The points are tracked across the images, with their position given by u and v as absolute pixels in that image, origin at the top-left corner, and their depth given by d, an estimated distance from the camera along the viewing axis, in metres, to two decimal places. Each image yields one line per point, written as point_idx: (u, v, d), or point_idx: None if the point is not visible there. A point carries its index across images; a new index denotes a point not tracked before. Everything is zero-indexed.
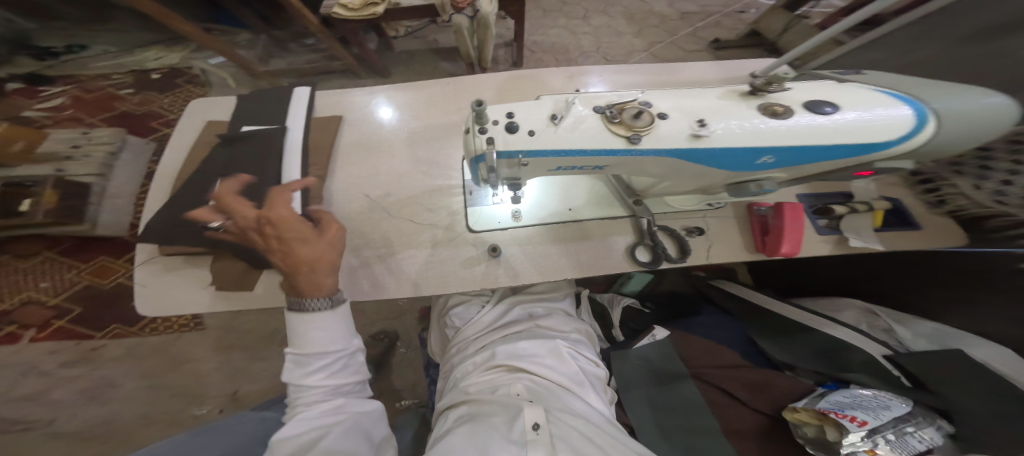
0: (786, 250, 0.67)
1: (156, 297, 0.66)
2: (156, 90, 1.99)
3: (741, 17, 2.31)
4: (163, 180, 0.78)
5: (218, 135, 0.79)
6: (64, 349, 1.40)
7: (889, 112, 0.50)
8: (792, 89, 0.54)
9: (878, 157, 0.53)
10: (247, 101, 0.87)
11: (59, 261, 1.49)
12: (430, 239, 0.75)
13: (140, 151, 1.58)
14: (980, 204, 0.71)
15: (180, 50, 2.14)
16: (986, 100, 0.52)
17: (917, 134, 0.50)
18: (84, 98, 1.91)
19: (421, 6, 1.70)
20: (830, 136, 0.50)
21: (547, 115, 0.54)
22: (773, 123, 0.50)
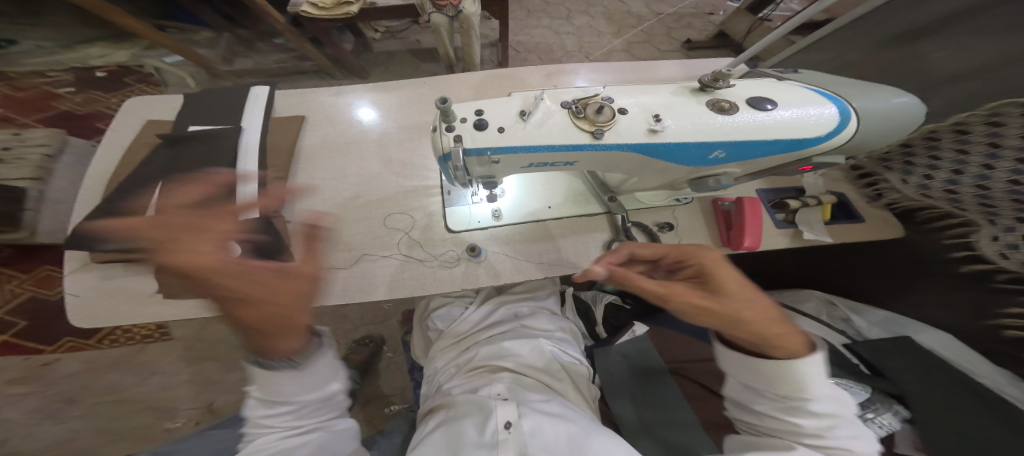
0: (748, 244, 0.69)
1: (99, 309, 0.63)
2: (103, 90, 1.83)
3: (711, 19, 2.38)
4: (93, 184, 0.75)
5: (159, 135, 0.76)
6: (9, 367, 1.27)
7: (818, 110, 0.52)
8: (735, 86, 0.56)
9: (814, 153, 0.56)
10: (196, 102, 0.84)
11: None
12: (403, 242, 0.75)
13: (84, 155, 1.29)
14: (909, 197, 0.79)
15: (128, 48, 2.02)
16: (896, 100, 0.55)
17: (840, 131, 0.53)
18: (16, 94, 1.73)
19: (400, 6, 1.68)
20: (773, 132, 0.52)
21: (516, 111, 0.54)
22: (722, 119, 0.51)
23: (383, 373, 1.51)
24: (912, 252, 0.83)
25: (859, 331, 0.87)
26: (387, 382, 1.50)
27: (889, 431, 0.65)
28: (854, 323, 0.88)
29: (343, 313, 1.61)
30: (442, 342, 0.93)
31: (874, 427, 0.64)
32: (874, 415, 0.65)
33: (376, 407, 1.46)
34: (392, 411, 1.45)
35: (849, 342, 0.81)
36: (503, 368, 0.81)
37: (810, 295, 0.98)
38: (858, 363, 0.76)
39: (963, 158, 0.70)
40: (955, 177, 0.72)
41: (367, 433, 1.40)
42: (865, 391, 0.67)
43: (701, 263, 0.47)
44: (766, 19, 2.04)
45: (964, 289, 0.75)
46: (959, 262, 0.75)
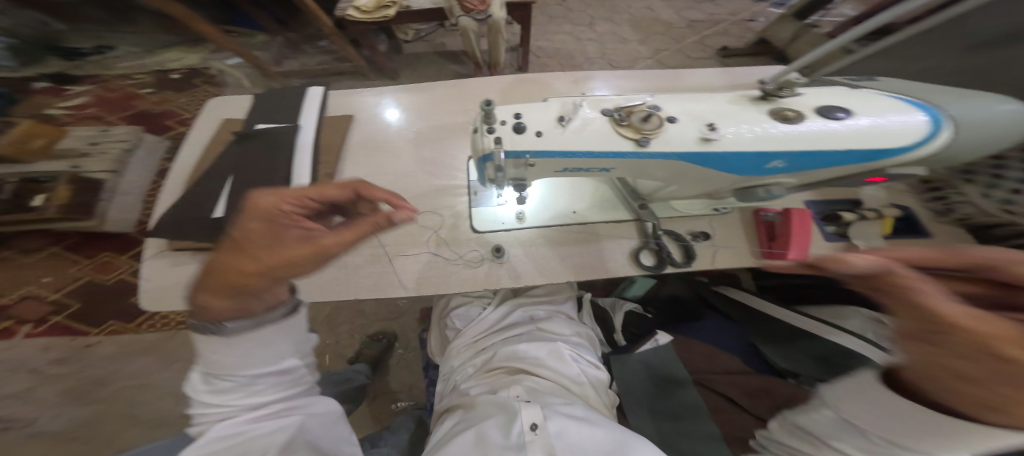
0: (794, 257, 0.67)
1: (165, 294, 0.67)
2: (174, 90, 2.03)
3: (750, 25, 2.32)
4: (178, 178, 0.80)
5: (233, 133, 0.81)
6: (59, 346, 1.34)
7: (902, 118, 0.51)
8: (804, 94, 0.55)
9: (890, 165, 0.54)
10: (264, 100, 0.89)
11: (63, 256, 1.52)
12: (432, 239, 0.76)
13: (153, 150, 1.73)
14: (986, 212, 0.71)
15: (201, 51, 2.22)
16: (1001, 108, 0.52)
17: (930, 141, 0.51)
18: (106, 96, 1.98)
19: (432, 9, 1.73)
20: (844, 143, 0.50)
21: (555, 117, 0.54)
22: (784, 127, 0.50)
23: (392, 369, 1.53)
24: None
25: None
26: (395, 379, 1.52)
27: None
28: None
29: (360, 309, 1.65)
30: (459, 342, 0.93)
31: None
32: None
33: (383, 403, 1.48)
34: (399, 408, 1.47)
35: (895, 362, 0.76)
36: (523, 370, 0.81)
37: (854, 313, 0.93)
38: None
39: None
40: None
41: (373, 428, 1.42)
42: None
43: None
44: (815, 25, 1.95)
45: None
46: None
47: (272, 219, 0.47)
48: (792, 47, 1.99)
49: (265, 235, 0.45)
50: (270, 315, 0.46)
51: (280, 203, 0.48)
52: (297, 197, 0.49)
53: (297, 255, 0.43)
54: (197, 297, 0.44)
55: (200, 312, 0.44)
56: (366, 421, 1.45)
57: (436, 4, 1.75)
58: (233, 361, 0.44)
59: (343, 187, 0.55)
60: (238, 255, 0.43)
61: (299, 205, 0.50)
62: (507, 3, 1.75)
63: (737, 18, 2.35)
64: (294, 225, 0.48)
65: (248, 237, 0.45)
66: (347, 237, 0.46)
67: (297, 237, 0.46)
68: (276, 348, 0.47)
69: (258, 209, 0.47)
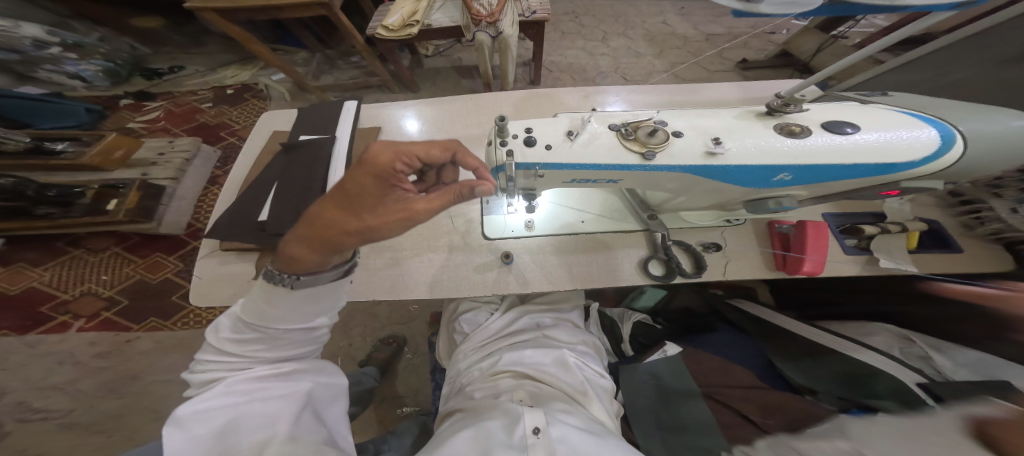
0: (808, 269, 0.66)
1: (212, 290, 0.71)
2: (228, 104, 2.18)
3: (772, 38, 2.32)
4: (233, 183, 0.86)
5: (280, 143, 0.87)
6: (104, 340, 1.42)
7: (913, 133, 0.51)
8: (811, 110, 0.56)
9: (904, 177, 0.54)
10: (306, 114, 0.95)
11: (122, 256, 1.61)
12: (447, 244, 0.79)
13: (209, 158, 1.88)
14: (1014, 228, 0.69)
15: (251, 69, 2.37)
16: (1017, 123, 0.52)
17: (943, 155, 0.51)
18: (176, 111, 2.12)
19: (450, 27, 1.82)
20: (850, 157, 0.51)
21: (564, 131, 0.57)
22: (791, 142, 0.52)
23: (400, 373, 1.56)
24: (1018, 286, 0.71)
25: (942, 371, 0.73)
26: (402, 383, 1.54)
27: None
28: (935, 363, 0.75)
29: (372, 312, 1.69)
30: (466, 346, 0.95)
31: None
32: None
33: (390, 407, 1.50)
34: (404, 412, 1.48)
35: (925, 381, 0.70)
36: (527, 376, 0.82)
37: (882, 330, 0.89)
38: (932, 402, 0.65)
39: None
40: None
41: (378, 432, 1.44)
42: None
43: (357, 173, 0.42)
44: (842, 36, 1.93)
45: None
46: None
47: (382, 177, 0.41)
48: (816, 60, 1.97)
49: (374, 195, 0.41)
50: (334, 271, 0.49)
51: (395, 161, 0.42)
52: (409, 155, 0.44)
53: (395, 220, 0.41)
54: (286, 249, 0.44)
55: (285, 264, 0.46)
56: (371, 424, 1.47)
57: (454, 21, 1.84)
58: (282, 314, 0.49)
59: (446, 148, 0.49)
60: (344, 210, 0.41)
61: (408, 164, 0.44)
62: (520, 21, 1.82)
63: (757, 30, 2.34)
64: (398, 184, 0.43)
65: (360, 194, 0.41)
66: (439, 201, 0.43)
67: (397, 199, 0.43)
68: (311, 306, 0.51)
69: (362, 163, 0.41)
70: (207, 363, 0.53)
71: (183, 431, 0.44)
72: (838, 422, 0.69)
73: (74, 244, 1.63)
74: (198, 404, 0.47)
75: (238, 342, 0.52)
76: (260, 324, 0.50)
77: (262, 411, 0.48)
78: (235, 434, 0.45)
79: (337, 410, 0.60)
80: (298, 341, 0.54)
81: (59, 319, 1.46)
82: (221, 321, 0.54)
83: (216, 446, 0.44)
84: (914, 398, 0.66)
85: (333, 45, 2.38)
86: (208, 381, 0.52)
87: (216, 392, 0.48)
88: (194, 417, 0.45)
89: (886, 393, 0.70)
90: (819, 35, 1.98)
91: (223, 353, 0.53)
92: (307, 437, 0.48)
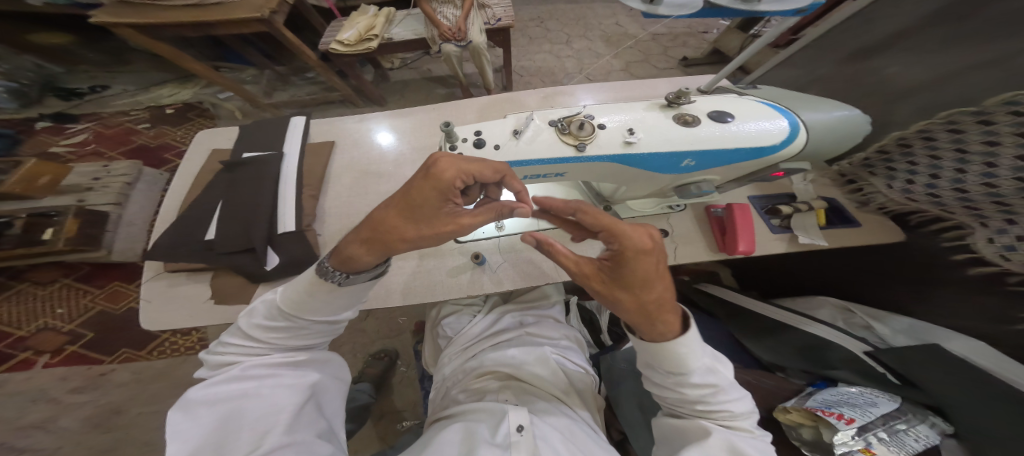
0: (744, 249, 0.71)
1: (163, 312, 0.71)
2: (170, 124, 2.13)
3: (705, 37, 2.46)
4: (172, 205, 0.86)
5: (221, 162, 0.87)
6: (75, 375, 1.36)
7: (769, 124, 0.57)
8: (700, 100, 0.61)
9: (780, 160, 0.60)
10: (249, 131, 0.95)
11: (74, 287, 1.54)
12: (415, 250, 0.82)
13: (155, 181, 1.79)
14: (897, 201, 0.74)
15: (192, 87, 2.31)
16: (847, 111, 0.60)
17: (792, 142, 0.57)
18: (106, 133, 2.05)
19: (414, 39, 1.86)
20: (733, 142, 0.57)
21: (510, 131, 0.60)
22: (686, 131, 0.57)
23: (396, 387, 1.55)
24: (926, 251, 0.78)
25: (882, 338, 0.79)
26: (400, 397, 1.53)
27: (928, 445, 0.60)
28: (876, 331, 0.81)
29: (359, 328, 1.67)
30: (450, 349, 0.97)
31: (908, 439, 0.60)
32: (904, 426, 0.62)
33: (388, 422, 1.49)
34: (404, 427, 1.47)
35: (871, 349, 0.75)
36: (513, 375, 0.82)
37: (825, 303, 0.94)
38: (882, 371, 0.70)
39: (938, 162, 0.65)
40: (934, 182, 0.67)
41: (380, 448, 1.42)
42: (894, 401, 0.65)
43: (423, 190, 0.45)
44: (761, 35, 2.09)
45: (979, 293, 0.68)
46: (965, 265, 0.69)
47: (442, 192, 0.45)
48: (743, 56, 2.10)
49: (435, 209, 0.46)
50: (369, 274, 0.53)
51: (456, 179, 0.45)
52: (468, 174, 0.47)
53: (444, 231, 0.48)
54: (347, 248, 0.49)
55: (340, 262, 0.50)
56: (372, 441, 1.45)
57: (416, 33, 1.88)
58: (317, 307, 0.55)
59: (498, 170, 0.51)
60: (403, 219, 0.46)
61: (465, 182, 0.47)
62: (486, 29, 1.87)
63: (692, 30, 2.48)
64: (453, 200, 0.47)
65: (423, 204, 0.45)
66: (483, 218, 0.49)
67: (449, 213, 0.47)
68: (345, 299, 0.56)
69: (433, 179, 0.44)
70: (229, 346, 0.58)
71: (191, 414, 0.49)
72: (803, 395, 0.74)
73: (16, 278, 1.55)
74: (210, 389, 0.52)
75: (267, 329, 0.57)
76: (295, 314, 0.56)
77: (270, 395, 0.52)
78: (240, 417, 0.49)
79: (340, 400, 0.63)
80: (318, 331, 0.60)
81: (20, 356, 1.40)
82: (254, 307, 0.59)
83: (222, 429, 0.48)
84: (868, 369, 0.71)
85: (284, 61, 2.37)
86: (223, 362, 0.57)
87: (237, 375, 0.53)
88: (204, 401, 0.50)
89: (840, 363, 0.75)
90: (740, 34, 2.12)
91: (248, 337, 0.58)
92: (303, 429, 0.51)
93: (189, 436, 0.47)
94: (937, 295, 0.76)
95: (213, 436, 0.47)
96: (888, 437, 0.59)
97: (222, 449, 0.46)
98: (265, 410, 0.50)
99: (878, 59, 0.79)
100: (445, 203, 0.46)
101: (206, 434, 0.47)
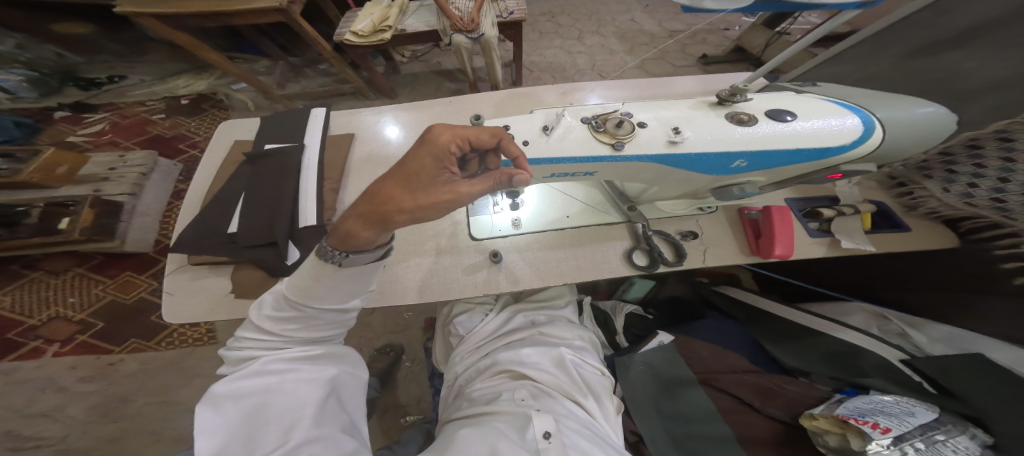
0: (780, 252, 0.68)
1: (183, 305, 0.71)
2: (184, 115, 2.13)
3: (727, 34, 2.39)
4: (194, 197, 0.85)
5: (244, 154, 0.86)
6: (82, 364, 1.38)
7: (839, 121, 0.54)
8: (755, 99, 0.58)
9: (842, 161, 0.57)
10: (269, 122, 0.94)
11: (89, 276, 1.55)
12: (434, 247, 0.80)
13: (167, 172, 1.79)
14: (951, 206, 0.72)
15: (207, 78, 2.31)
16: (926, 109, 0.57)
17: (866, 140, 0.54)
18: (122, 123, 2.06)
19: (428, 31, 1.83)
20: (792, 142, 0.54)
21: (540, 127, 0.58)
22: (741, 130, 0.54)
23: (401, 382, 1.55)
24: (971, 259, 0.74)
25: (919, 347, 0.74)
26: (405, 392, 1.53)
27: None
28: (912, 339, 0.77)
29: (367, 322, 1.67)
30: (462, 348, 0.95)
31: (948, 451, 0.56)
32: (943, 438, 0.58)
33: (392, 417, 1.48)
34: (409, 421, 1.47)
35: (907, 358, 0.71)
36: (525, 375, 0.80)
37: (857, 309, 0.90)
38: (919, 380, 0.66)
39: (1010, 165, 0.63)
40: (1003, 185, 0.64)
41: (385, 443, 1.42)
42: (932, 410, 0.62)
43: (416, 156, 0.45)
44: (785, 32, 2.02)
45: None
46: (1012, 274, 0.66)
47: (438, 157, 0.45)
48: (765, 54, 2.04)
49: (430, 176, 0.45)
50: (372, 255, 0.50)
51: (451, 143, 0.46)
52: (464, 138, 0.47)
53: (440, 200, 0.44)
54: (342, 225, 0.46)
55: (339, 241, 0.47)
56: (377, 436, 1.45)
57: (430, 26, 1.85)
58: (322, 292, 0.53)
59: (493, 134, 0.50)
60: (399, 189, 0.44)
61: (462, 148, 0.48)
62: (500, 22, 1.82)
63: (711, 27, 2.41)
64: (449, 167, 0.46)
65: (419, 172, 0.45)
66: (481, 187, 0.46)
67: (445, 181, 0.46)
68: (350, 285, 0.54)
69: (424, 144, 0.45)
70: (246, 340, 0.57)
71: (218, 410, 0.49)
72: (833, 402, 0.69)
73: (33, 266, 1.56)
74: (233, 383, 0.51)
75: (278, 320, 0.56)
76: (301, 302, 0.53)
77: (292, 389, 0.51)
78: (265, 411, 0.49)
79: (359, 394, 0.62)
80: (329, 322, 0.59)
81: (30, 345, 1.41)
82: (264, 298, 0.58)
83: (249, 424, 0.47)
84: (902, 377, 0.68)
85: (296, 52, 2.36)
86: (240, 357, 0.57)
87: (257, 369, 0.53)
88: (230, 395, 0.50)
89: (870, 370, 0.72)
90: (765, 31, 2.06)
91: (261, 331, 0.57)
92: (328, 424, 0.50)
93: (217, 431, 0.47)
94: (983, 304, 0.72)
95: (240, 431, 0.47)
96: (926, 448, 0.56)
97: (250, 442, 0.46)
98: (290, 404, 0.50)
99: (947, 55, 0.73)
100: (438, 169, 0.45)
101: (233, 430, 0.47)
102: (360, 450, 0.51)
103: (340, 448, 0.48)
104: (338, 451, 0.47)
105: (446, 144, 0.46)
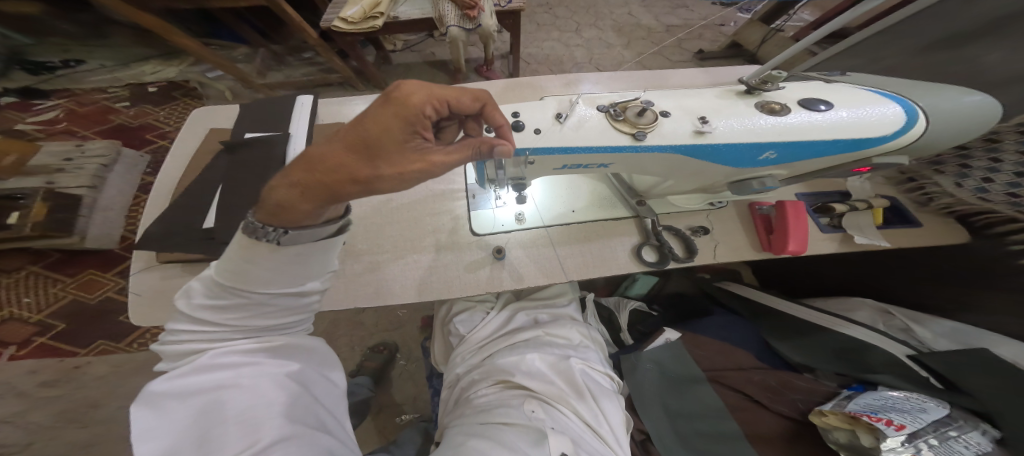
0: (792, 249, 0.67)
1: (151, 308, 0.64)
2: (152, 104, 2.00)
3: (722, 30, 2.41)
4: (164, 189, 0.78)
5: (221, 142, 0.79)
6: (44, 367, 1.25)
7: (879, 110, 0.53)
8: (786, 89, 0.57)
9: (876, 153, 0.56)
10: (251, 109, 0.87)
11: (45, 275, 1.44)
12: (434, 243, 0.75)
13: (133, 164, 1.67)
14: (964, 201, 0.74)
15: (177, 64, 2.17)
16: (970, 98, 0.55)
17: (908, 130, 0.53)
18: (79, 111, 1.92)
19: (421, 19, 1.75)
20: (829, 132, 0.52)
21: (552, 115, 0.54)
22: (773, 120, 0.52)
23: (395, 381, 1.50)
24: (978, 256, 0.75)
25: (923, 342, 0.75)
26: (399, 391, 1.49)
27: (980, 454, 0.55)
28: (916, 334, 0.77)
29: (358, 320, 1.61)
30: (464, 348, 0.92)
31: (959, 446, 0.55)
32: (955, 434, 0.57)
33: (388, 416, 1.44)
34: (404, 420, 1.43)
35: (913, 353, 0.71)
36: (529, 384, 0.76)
37: (861, 305, 0.90)
38: (926, 376, 0.66)
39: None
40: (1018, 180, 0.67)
41: (379, 443, 1.38)
42: (943, 407, 0.60)
43: (376, 118, 0.36)
44: (780, 28, 2.04)
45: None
46: None
47: (410, 121, 0.37)
48: (760, 51, 2.06)
49: (397, 141, 0.36)
50: (322, 229, 0.41)
51: (425, 104, 0.38)
52: (440, 100, 0.40)
53: (410, 170, 0.37)
54: (274, 195, 0.35)
55: (271, 215, 0.37)
56: (371, 436, 1.41)
57: (423, 13, 1.76)
58: (267, 276, 0.42)
59: (477, 98, 0.44)
60: (356, 154, 0.34)
61: (439, 111, 0.40)
62: (496, 11, 1.78)
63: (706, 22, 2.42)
64: (422, 133, 0.38)
65: (380, 134, 0.35)
66: (458, 156, 0.40)
67: (416, 148, 0.38)
68: (301, 267, 0.44)
69: (393, 105, 0.36)
70: (182, 332, 0.47)
71: (160, 410, 0.41)
72: (842, 399, 0.68)
73: None
74: (177, 380, 0.43)
75: (214, 310, 0.45)
76: (237, 287, 0.43)
77: (251, 385, 0.44)
78: (217, 410, 0.41)
79: (328, 388, 0.56)
80: (284, 309, 0.49)
81: None
82: (192, 285, 0.46)
83: (200, 424, 0.40)
84: (910, 373, 0.68)
85: (280, 40, 2.26)
86: (178, 352, 0.46)
87: (203, 365, 0.44)
88: (175, 394, 0.42)
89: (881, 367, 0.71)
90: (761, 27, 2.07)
91: (198, 322, 0.46)
92: (301, 419, 0.45)
93: (162, 434, 0.40)
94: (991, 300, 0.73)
95: (191, 433, 0.40)
96: (938, 444, 0.55)
97: (201, 445, 0.39)
98: (247, 401, 0.43)
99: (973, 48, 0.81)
100: (408, 135, 0.37)
101: (182, 430, 0.40)
102: (334, 447, 0.46)
103: (314, 445, 0.43)
104: (313, 448, 0.42)
105: (416, 106, 0.37)
